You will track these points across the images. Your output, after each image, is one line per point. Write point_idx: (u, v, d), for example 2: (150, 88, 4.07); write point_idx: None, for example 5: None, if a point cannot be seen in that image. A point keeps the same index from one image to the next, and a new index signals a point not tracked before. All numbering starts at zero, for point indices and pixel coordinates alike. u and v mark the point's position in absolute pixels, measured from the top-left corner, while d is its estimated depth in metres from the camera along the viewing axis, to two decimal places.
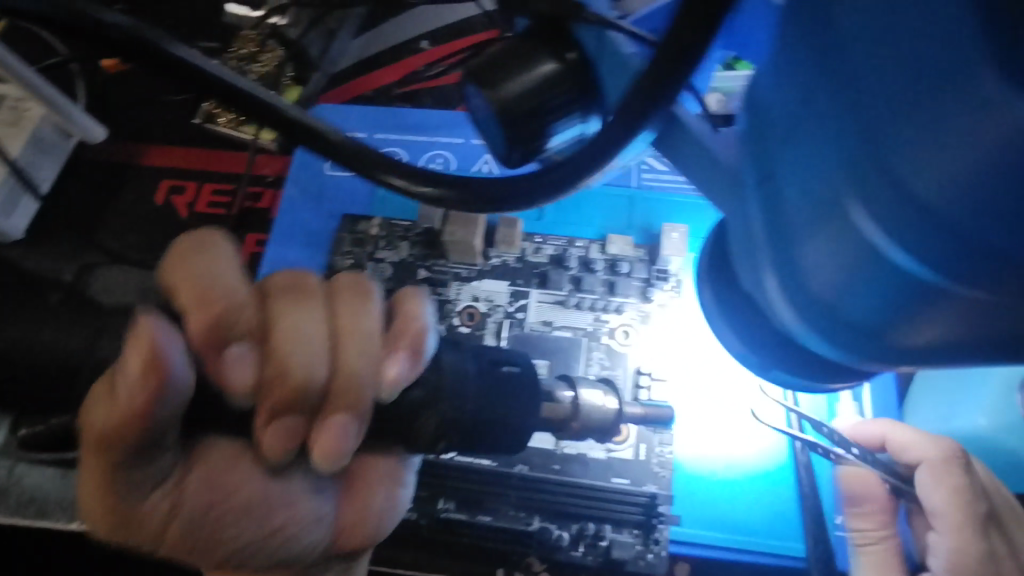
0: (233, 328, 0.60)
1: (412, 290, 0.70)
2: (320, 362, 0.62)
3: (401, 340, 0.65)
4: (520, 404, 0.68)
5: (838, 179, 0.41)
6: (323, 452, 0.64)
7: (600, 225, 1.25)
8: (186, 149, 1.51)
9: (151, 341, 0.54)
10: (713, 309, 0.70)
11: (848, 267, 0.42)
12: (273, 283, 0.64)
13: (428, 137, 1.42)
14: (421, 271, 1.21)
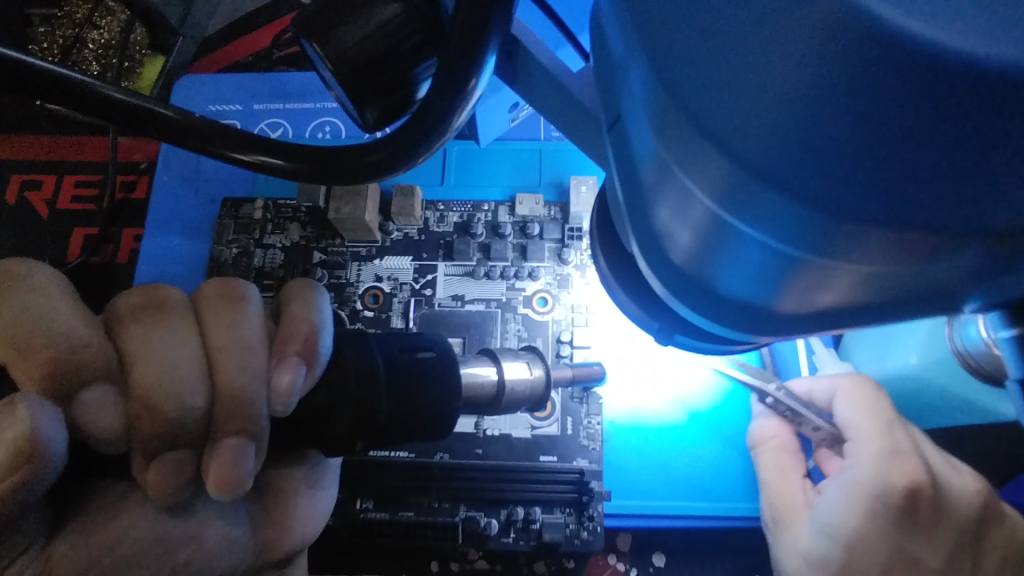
0: (82, 370, 0.46)
1: (300, 286, 0.57)
2: (193, 388, 0.49)
3: (285, 348, 0.53)
4: (443, 391, 0.60)
5: (659, 173, 0.37)
6: (217, 486, 0.49)
7: (507, 184, 1.18)
8: (40, 139, 1.35)
9: (20, 426, 0.42)
10: (611, 278, 0.69)
11: (708, 240, 0.37)
12: (119, 301, 0.50)
13: (314, 103, 1.27)
14: (315, 253, 1.13)
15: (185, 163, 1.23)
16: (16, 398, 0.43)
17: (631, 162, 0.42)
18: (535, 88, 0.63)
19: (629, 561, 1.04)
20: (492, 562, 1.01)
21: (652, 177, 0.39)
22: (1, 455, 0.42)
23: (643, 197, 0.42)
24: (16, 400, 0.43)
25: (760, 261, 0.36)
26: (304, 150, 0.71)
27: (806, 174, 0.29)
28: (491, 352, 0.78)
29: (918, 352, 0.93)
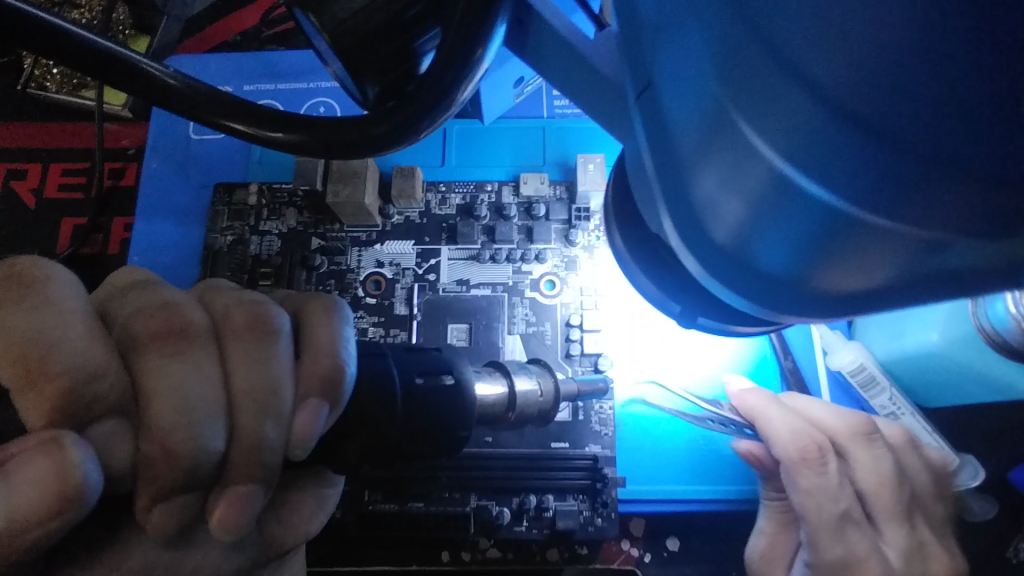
0: (94, 402, 0.40)
1: (324, 305, 0.52)
2: (215, 431, 0.43)
3: (306, 384, 0.47)
4: (450, 416, 0.58)
5: (708, 140, 0.34)
6: (218, 530, 0.44)
7: (511, 164, 1.14)
8: (21, 124, 1.29)
9: (67, 473, 0.37)
10: (629, 258, 0.65)
11: (756, 205, 0.33)
12: (137, 322, 0.43)
13: (306, 83, 1.22)
14: (314, 240, 1.09)
15: (176, 147, 1.19)
16: (64, 440, 0.37)
17: (671, 131, 0.38)
18: (548, 55, 0.59)
19: (643, 546, 1.03)
20: (504, 551, 1.00)
21: (697, 145, 0.35)
22: (40, 502, 0.37)
23: (684, 169, 0.38)
24: (63, 443, 0.37)
25: (814, 240, 0.32)
26: (297, 119, 0.69)
27: (899, 112, 0.25)
28: (499, 364, 0.75)
29: (939, 327, 0.87)
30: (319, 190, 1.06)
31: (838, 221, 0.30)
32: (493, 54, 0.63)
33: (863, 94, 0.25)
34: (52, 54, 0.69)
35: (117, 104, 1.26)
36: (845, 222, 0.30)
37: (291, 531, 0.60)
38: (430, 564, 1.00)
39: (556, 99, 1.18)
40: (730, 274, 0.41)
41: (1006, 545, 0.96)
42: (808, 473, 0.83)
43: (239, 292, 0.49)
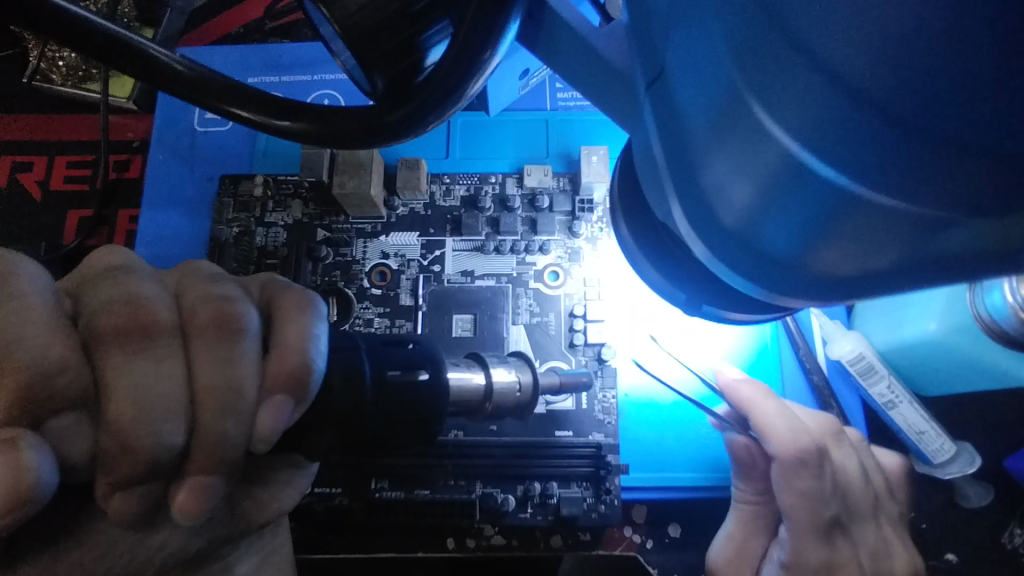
0: (53, 397, 0.39)
1: (298, 300, 0.51)
2: (172, 427, 0.42)
3: (271, 382, 0.46)
4: (418, 407, 0.52)
5: (718, 125, 0.35)
6: (182, 517, 0.44)
7: (514, 156, 1.15)
8: (26, 117, 1.30)
9: (20, 475, 0.37)
10: (633, 247, 0.67)
11: (765, 190, 0.34)
12: (101, 317, 0.42)
13: (309, 75, 1.22)
14: (319, 231, 1.10)
15: (181, 139, 1.20)
16: (20, 442, 0.38)
17: (679, 115, 0.40)
18: (558, 47, 0.60)
19: (645, 532, 1.04)
20: (508, 538, 1.01)
21: (706, 127, 0.36)
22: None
23: (691, 153, 0.39)
24: (19, 444, 0.38)
25: (817, 219, 0.33)
26: (309, 109, 0.72)
27: (915, 95, 0.25)
28: (477, 357, 0.67)
29: (937, 316, 0.89)
30: (324, 181, 1.08)
31: (839, 198, 0.31)
32: (504, 50, 0.66)
33: (873, 70, 0.25)
34: (62, 39, 0.73)
35: (122, 97, 1.27)
36: (846, 198, 0.31)
37: (278, 512, 0.63)
38: (435, 550, 1.01)
39: (559, 91, 1.19)
40: (735, 257, 0.42)
41: (1003, 532, 1.00)
42: (805, 477, 0.91)
43: (211, 284, 0.48)
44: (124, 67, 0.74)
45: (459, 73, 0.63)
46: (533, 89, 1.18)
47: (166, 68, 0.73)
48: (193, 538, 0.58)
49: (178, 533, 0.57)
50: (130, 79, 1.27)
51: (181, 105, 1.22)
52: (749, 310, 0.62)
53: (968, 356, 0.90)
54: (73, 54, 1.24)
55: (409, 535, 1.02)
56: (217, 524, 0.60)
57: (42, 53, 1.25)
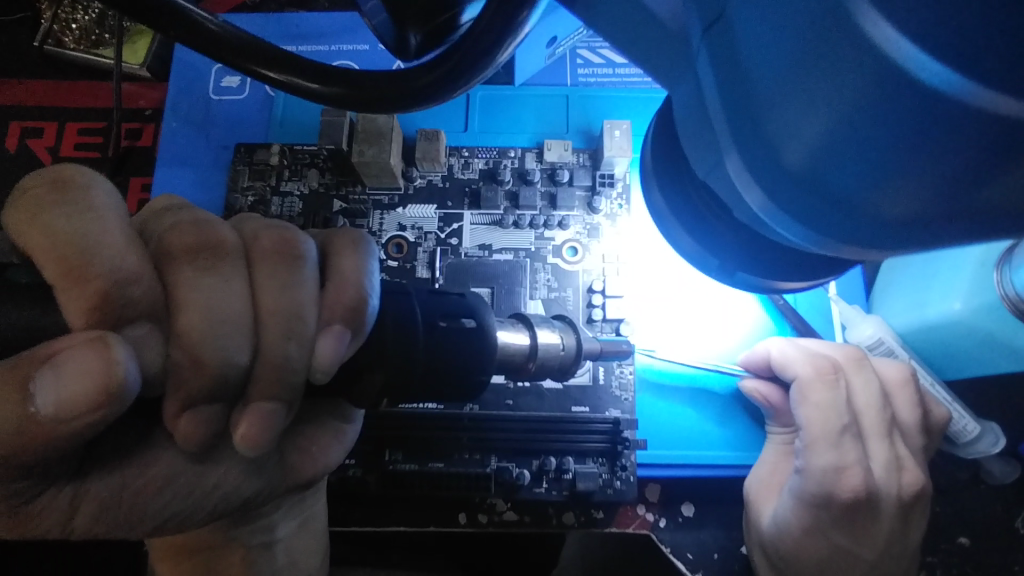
0: (129, 306, 0.42)
1: (350, 238, 0.51)
2: (238, 344, 0.45)
3: (330, 309, 0.48)
4: (474, 361, 0.55)
5: (808, 44, 0.34)
6: (240, 446, 0.47)
7: (534, 130, 1.15)
8: (37, 82, 1.29)
9: (109, 370, 0.38)
10: (666, 212, 0.67)
11: (852, 109, 0.34)
12: (171, 235, 0.45)
13: (327, 45, 1.21)
14: (336, 202, 1.09)
15: (195, 106, 1.18)
16: (109, 339, 0.39)
17: (749, 54, 0.39)
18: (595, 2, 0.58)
19: (658, 511, 1.04)
20: (521, 514, 1.00)
21: (789, 60, 0.36)
22: (87, 395, 0.39)
23: (762, 93, 0.39)
24: (108, 341, 0.39)
25: (904, 149, 0.33)
26: (334, 71, 0.71)
27: None
28: (523, 317, 0.73)
29: (963, 296, 0.89)
30: (344, 150, 1.07)
31: (937, 122, 0.31)
32: (535, 17, 0.65)
33: None
34: None
35: (135, 63, 1.25)
36: (948, 121, 0.31)
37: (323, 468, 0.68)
38: (447, 525, 1.00)
39: (579, 68, 1.21)
40: (793, 204, 0.42)
41: (1011, 515, 1.01)
42: (820, 387, 0.88)
43: (265, 218, 0.50)
44: (151, 18, 0.72)
45: (496, 30, 0.62)
46: (556, 62, 1.20)
47: (192, 21, 0.72)
48: (237, 489, 0.58)
49: (230, 479, 0.57)
50: (145, 46, 1.26)
51: (197, 72, 1.20)
52: (782, 279, 0.63)
53: (989, 337, 0.90)
54: (88, 17, 1.25)
55: (423, 510, 1.01)
56: (269, 479, 0.61)
57: (56, 16, 1.26)
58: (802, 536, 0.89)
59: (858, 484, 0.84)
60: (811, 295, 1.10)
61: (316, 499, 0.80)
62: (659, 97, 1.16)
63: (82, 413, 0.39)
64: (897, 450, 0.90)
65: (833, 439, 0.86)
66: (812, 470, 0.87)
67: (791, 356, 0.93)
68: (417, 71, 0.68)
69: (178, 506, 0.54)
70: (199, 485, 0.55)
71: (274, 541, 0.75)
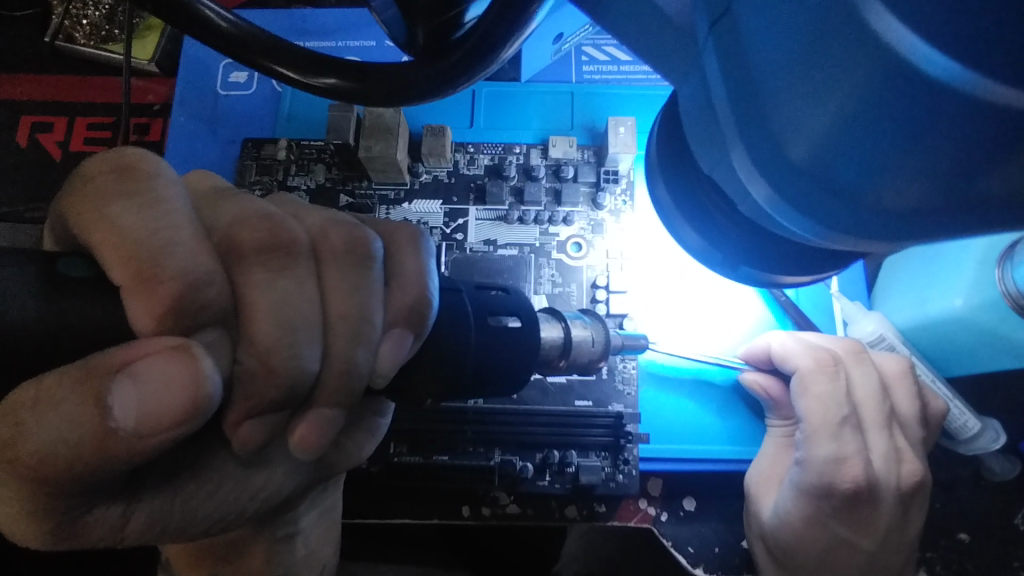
0: (201, 311, 0.43)
1: (409, 234, 0.55)
2: (311, 350, 0.47)
3: (394, 312, 0.51)
4: (513, 360, 0.58)
5: (815, 40, 0.35)
6: (297, 447, 0.51)
7: (538, 127, 1.16)
8: (47, 77, 1.30)
9: (198, 381, 0.40)
10: (671, 208, 0.68)
11: (858, 103, 0.35)
12: (240, 232, 0.46)
13: (334, 41, 1.22)
14: (342, 196, 1.10)
15: (203, 101, 1.19)
16: (193, 349, 0.41)
17: (757, 51, 0.40)
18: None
19: (660, 505, 1.04)
20: (524, 507, 1.01)
21: (798, 57, 0.37)
22: (172, 404, 0.40)
23: (769, 89, 0.40)
24: (193, 351, 0.41)
25: (910, 142, 0.34)
26: (348, 65, 0.72)
27: None
28: (554, 312, 0.76)
29: (964, 293, 0.90)
30: (352, 145, 1.08)
31: (943, 114, 0.32)
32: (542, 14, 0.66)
33: None
34: None
35: (144, 59, 1.26)
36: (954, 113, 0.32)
37: (354, 462, 0.72)
38: (450, 517, 1.01)
39: (584, 65, 1.22)
40: (798, 199, 0.43)
41: (1010, 511, 1.02)
42: (821, 379, 0.89)
43: (327, 212, 0.53)
44: (164, 15, 0.72)
45: (504, 26, 0.63)
46: (561, 58, 1.21)
47: (207, 18, 0.72)
48: (250, 479, 0.59)
49: (273, 477, 0.61)
50: (153, 41, 1.27)
51: (205, 68, 1.21)
52: (785, 273, 0.64)
53: (989, 334, 0.91)
54: (98, 13, 1.26)
55: (427, 502, 1.02)
56: (303, 476, 0.66)
57: (67, 11, 1.28)
58: (802, 526, 0.89)
59: (859, 473, 0.85)
60: (813, 290, 1.11)
61: (334, 490, 0.83)
62: (662, 94, 1.17)
63: (163, 424, 0.40)
64: (896, 442, 0.90)
65: (833, 430, 0.87)
66: (812, 461, 0.87)
67: (792, 349, 0.95)
68: (423, 68, 0.69)
69: (227, 507, 0.57)
70: (246, 486, 0.58)
71: (299, 528, 0.76)
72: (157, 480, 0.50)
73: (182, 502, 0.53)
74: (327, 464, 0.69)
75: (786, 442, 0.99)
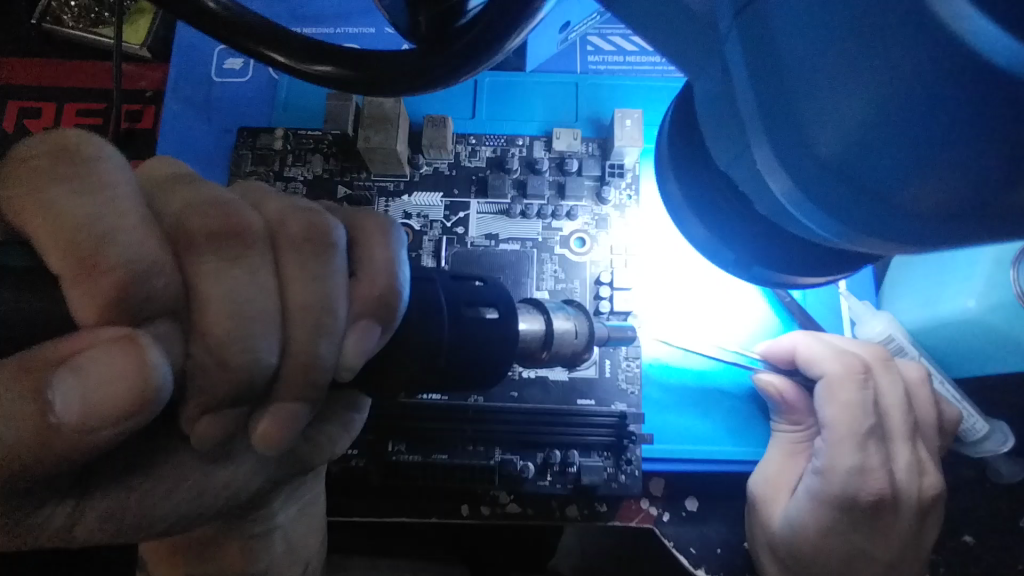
0: (148, 300, 0.40)
1: (378, 224, 0.51)
2: (268, 342, 0.44)
3: (360, 304, 0.48)
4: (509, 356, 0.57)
5: (857, 23, 0.33)
6: (262, 445, 0.48)
7: (542, 119, 1.13)
8: (34, 60, 1.26)
9: (144, 373, 0.38)
10: (681, 203, 0.65)
11: (897, 88, 0.33)
12: (190, 219, 0.43)
13: (334, 28, 1.19)
14: (339, 188, 1.07)
15: (197, 90, 1.16)
16: (139, 339, 0.38)
17: (784, 36, 0.38)
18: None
19: (662, 505, 1.03)
20: (524, 506, 0.99)
21: (829, 45, 0.35)
22: (117, 397, 0.38)
23: (795, 79, 0.38)
24: (139, 341, 0.38)
25: (950, 131, 0.32)
26: (348, 50, 0.70)
27: None
28: (536, 303, 0.73)
29: (977, 295, 0.89)
30: (350, 135, 1.07)
31: (1004, 97, 0.30)
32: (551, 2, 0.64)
33: None
34: None
35: (135, 43, 1.23)
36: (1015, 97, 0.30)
37: (327, 455, 0.69)
38: (450, 516, 0.99)
39: (589, 55, 1.19)
40: (819, 197, 0.40)
41: (1016, 514, 1.00)
42: (849, 387, 0.88)
43: (289, 199, 0.49)
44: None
45: (511, 14, 0.61)
46: (566, 48, 1.19)
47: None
48: (212, 499, 0.56)
49: (265, 472, 0.58)
50: (145, 26, 1.23)
51: (199, 55, 1.18)
52: (794, 275, 0.61)
53: (1000, 335, 0.89)
54: None
55: (428, 504, 1.00)
56: (293, 469, 0.63)
57: None
58: (817, 537, 0.89)
59: (883, 485, 0.86)
60: (824, 289, 1.09)
61: (313, 485, 0.80)
62: (671, 86, 1.14)
63: (115, 419, 0.39)
64: (919, 452, 0.90)
65: (858, 442, 0.87)
66: (834, 470, 0.87)
67: (818, 354, 0.93)
68: (428, 55, 0.66)
69: (187, 507, 0.53)
70: (207, 484, 0.55)
71: (275, 528, 0.74)
72: (109, 476, 0.49)
73: (139, 497, 0.51)
74: (299, 457, 0.66)
75: (795, 448, 0.96)
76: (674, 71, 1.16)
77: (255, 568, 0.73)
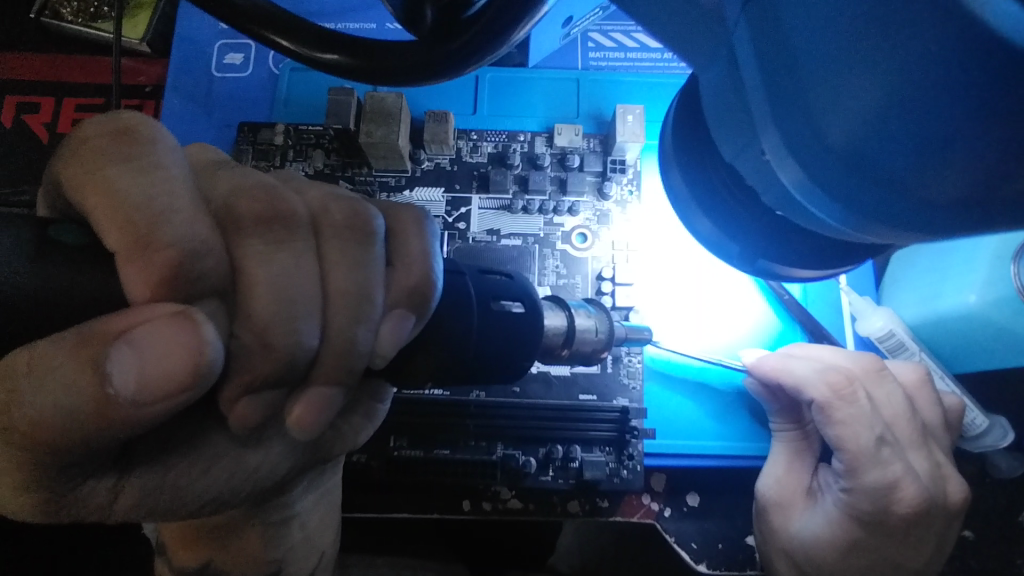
0: (199, 281, 0.40)
1: (414, 216, 0.51)
2: (310, 326, 0.44)
3: (396, 292, 0.48)
4: (517, 349, 0.57)
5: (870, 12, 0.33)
6: (295, 428, 0.48)
7: (544, 115, 1.13)
8: (35, 55, 1.26)
9: (200, 349, 0.38)
10: (686, 195, 0.65)
11: (911, 78, 0.33)
12: (238, 202, 0.43)
13: (335, 23, 1.18)
14: (342, 183, 1.07)
15: (198, 84, 1.16)
16: (194, 315, 0.38)
17: (796, 27, 0.38)
18: None
19: (663, 501, 1.02)
20: (526, 502, 0.99)
21: (846, 34, 0.34)
22: (172, 372, 0.38)
23: (809, 68, 0.37)
24: (194, 317, 0.38)
25: (963, 121, 0.32)
26: (350, 42, 0.69)
27: None
28: (558, 300, 0.73)
29: (978, 289, 0.89)
30: (353, 130, 1.04)
31: (1020, 79, 0.30)
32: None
33: None
34: None
35: (135, 38, 1.22)
36: None
37: (349, 444, 0.69)
38: (452, 512, 0.98)
39: (591, 51, 1.20)
40: (831, 185, 0.40)
41: (1019, 508, 1.01)
42: (842, 405, 0.85)
43: (328, 187, 0.49)
44: None
45: (520, 9, 0.61)
46: (567, 43, 1.19)
47: None
48: (238, 484, 0.56)
49: (271, 456, 0.57)
50: (145, 20, 1.23)
51: (200, 50, 1.18)
52: (799, 267, 0.61)
53: (1002, 331, 0.90)
54: None
55: (431, 500, 0.99)
56: (302, 456, 0.62)
57: None
58: (846, 549, 0.88)
59: (915, 497, 0.82)
60: (825, 285, 1.10)
61: (331, 473, 0.80)
62: (675, 82, 1.14)
63: (167, 395, 0.39)
64: (935, 457, 0.88)
65: (873, 455, 0.83)
66: (862, 489, 0.84)
67: (803, 376, 0.88)
68: (431, 49, 0.66)
69: (218, 488, 0.54)
70: (240, 465, 0.55)
71: (297, 513, 0.74)
72: (148, 452, 0.48)
73: (174, 477, 0.50)
74: (323, 445, 0.66)
75: (796, 448, 0.97)
76: (676, 67, 1.16)
77: (262, 557, 0.72)
